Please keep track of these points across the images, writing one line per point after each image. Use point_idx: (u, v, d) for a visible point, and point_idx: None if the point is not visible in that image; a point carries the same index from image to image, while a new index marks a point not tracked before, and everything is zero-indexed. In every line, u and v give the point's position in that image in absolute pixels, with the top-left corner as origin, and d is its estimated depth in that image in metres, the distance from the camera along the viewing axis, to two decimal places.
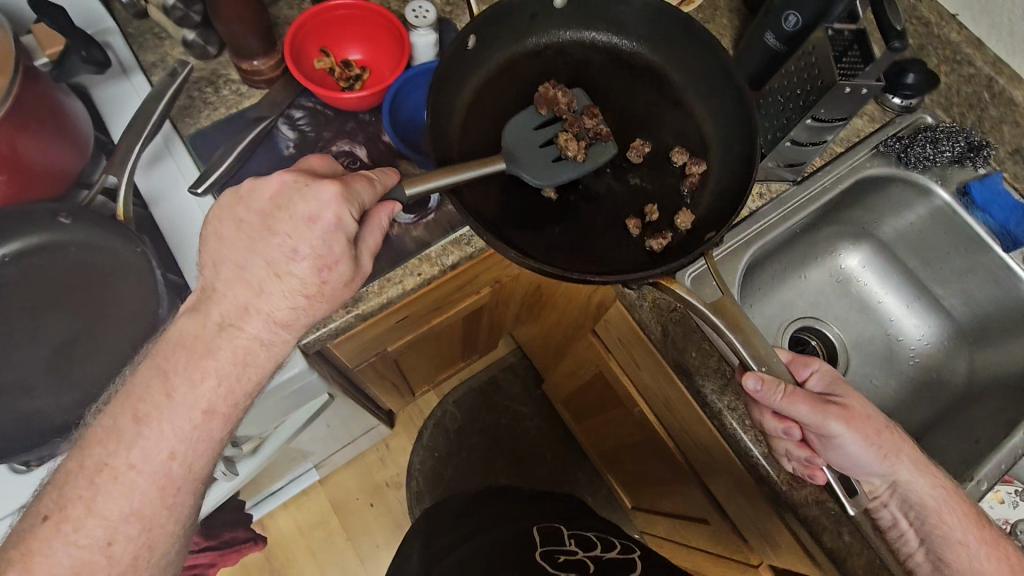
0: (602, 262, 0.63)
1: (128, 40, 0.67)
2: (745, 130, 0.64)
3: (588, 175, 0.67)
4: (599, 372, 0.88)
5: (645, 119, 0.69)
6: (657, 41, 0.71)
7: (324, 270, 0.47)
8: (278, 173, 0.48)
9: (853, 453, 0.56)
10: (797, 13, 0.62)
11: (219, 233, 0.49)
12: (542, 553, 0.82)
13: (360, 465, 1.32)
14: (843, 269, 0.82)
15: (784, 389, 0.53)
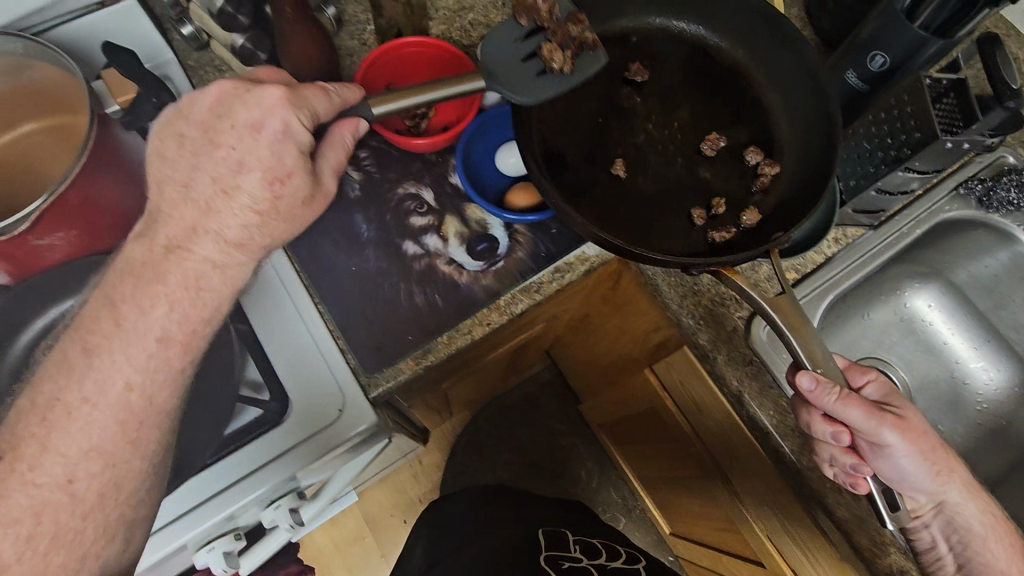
0: (662, 244, 0.62)
1: (188, 73, 0.64)
2: (824, 141, 0.62)
3: (659, 163, 0.65)
4: (651, 407, 0.86)
5: (725, 121, 0.67)
6: (748, 44, 0.69)
7: (275, 184, 0.46)
8: (217, 86, 0.47)
9: (904, 466, 0.54)
10: (885, 54, 0.57)
11: (175, 146, 0.47)
12: (548, 557, 0.79)
13: (393, 480, 1.30)
14: (913, 311, 0.78)
15: (840, 391, 0.51)
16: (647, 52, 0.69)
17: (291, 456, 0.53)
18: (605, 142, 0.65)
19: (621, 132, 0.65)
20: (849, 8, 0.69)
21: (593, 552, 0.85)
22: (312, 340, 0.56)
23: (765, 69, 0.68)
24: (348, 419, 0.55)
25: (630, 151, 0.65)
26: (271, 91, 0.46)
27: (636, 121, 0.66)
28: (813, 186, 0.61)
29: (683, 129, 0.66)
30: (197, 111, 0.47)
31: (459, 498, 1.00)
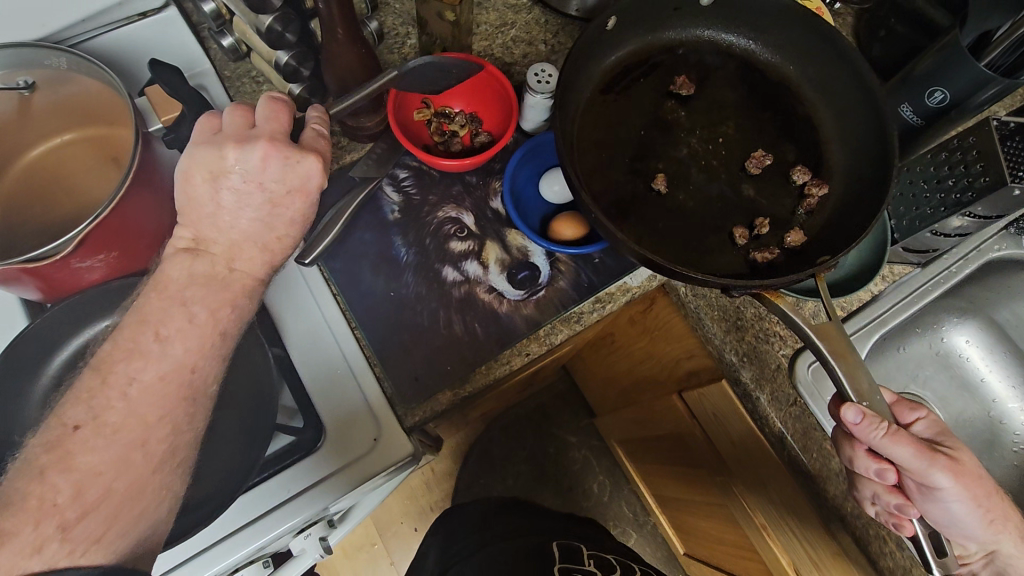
0: (700, 262, 0.60)
1: (224, 83, 0.63)
2: (877, 165, 0.60)
3: (701, 177, 0.63)
4: (676, 433, 0.85)
5: (773, 139, 0.65)
6: (802, 60, 0.67)
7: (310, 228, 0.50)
8: (262, 144, 0.45)
9: (957, 512, 0.51)
10: (944, 90, 0.56)
11: (211, 203, 0.46)
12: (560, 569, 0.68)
13: (405, 488, 1.26)
14: (954, 348, 0.76)
15: (887, 427, 0.48)
16: (692, 68, 0.68)
17: (327, 484, 0.51)
18: (646, 156, 0.63)
19: (664, 146, 0.63)
20: (904, 37, 0.69)
21: (610, 565, 0.71)
22: (347, 364, 0.54)
23: (819, 90, 0.66)
24: (381, 452, 0.53)
25: (671, 165, 0.63)
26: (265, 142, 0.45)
27: (681, 135, 0.64)
28: (867, 209, 0.59)
29: (728, 146, 0.64)
30: (241, 161, 0.45)
31: (471, 507, 0.90)
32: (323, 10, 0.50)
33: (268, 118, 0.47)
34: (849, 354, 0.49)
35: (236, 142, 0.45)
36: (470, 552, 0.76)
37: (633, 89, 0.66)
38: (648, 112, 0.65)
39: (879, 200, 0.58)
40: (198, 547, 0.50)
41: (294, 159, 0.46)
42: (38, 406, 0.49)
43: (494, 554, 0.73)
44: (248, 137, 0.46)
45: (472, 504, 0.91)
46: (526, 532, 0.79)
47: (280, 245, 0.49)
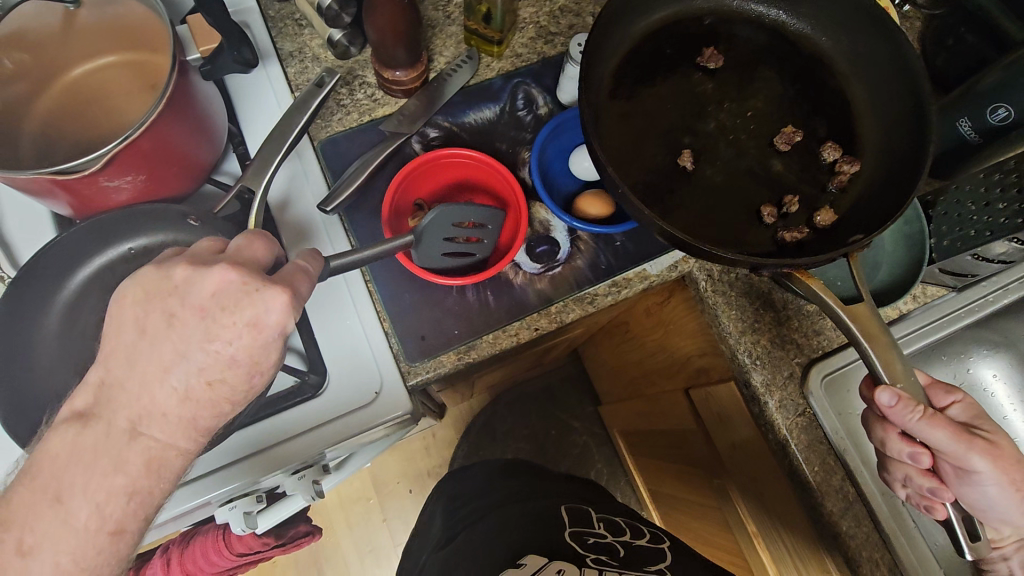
0: (724, 239, 0.58)
1: (267, 23, 0.63)
2: (914, 148, 0.58)
3: (729, 151, 0.61)
4: (680, 429, 0.84)
5: (803, 114, 0.63)
6: (840, 36, 0.64)
7: (257, 376, 0.41)
8: (221, 268, 0.39)
9: (993, 494, 0.50)
10: (1009, 107, 0.54)
11: (140, 329, 0.40)
12: (571, 532, 0.64)
13: (405, 450, 1.28)
14: (978, 380, 0.73)
15: (923, 411, 0.46)
16: (730, 40, 0.65)
17: (328, 430, 0.52)
18: (676, 131, 0.60)
19: (691, 119, 0.61)
20: (973, 48, 0.65)
21: (620, 530, 0.69)
22: (356, 316, 0.55)
23: (851, 61, 0.63)
24: (381, 407, 0.53)
25: (698, 140, 0.60)
26: (232, 274, 0.39)
27: (708, 109, 0.62)
28: (897, 191, 0.57)
29: (757, 120, 0.62)
30: (192, 286, 0.40)
31: (478, 469, 0.89)
32: None
33: (243, 247, 0.42)
34: (879, 336, 0.46)
35: (192, 267, 0.40)
36: (475, 519, 0.71)
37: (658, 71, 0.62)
38: (683, 88, 0.62)
39: (913, 182, 0.55)
40: (195, 473, 0.51)
41: (255, 293, 0.39)
42: (59, 316, 0.51)
43: (492, 526, 0.67)
44: (201, 270, 0.40)
45: (479, 468, 0.89)
46: (536, 493, 0.75)
47: (209, 393, 0.40)
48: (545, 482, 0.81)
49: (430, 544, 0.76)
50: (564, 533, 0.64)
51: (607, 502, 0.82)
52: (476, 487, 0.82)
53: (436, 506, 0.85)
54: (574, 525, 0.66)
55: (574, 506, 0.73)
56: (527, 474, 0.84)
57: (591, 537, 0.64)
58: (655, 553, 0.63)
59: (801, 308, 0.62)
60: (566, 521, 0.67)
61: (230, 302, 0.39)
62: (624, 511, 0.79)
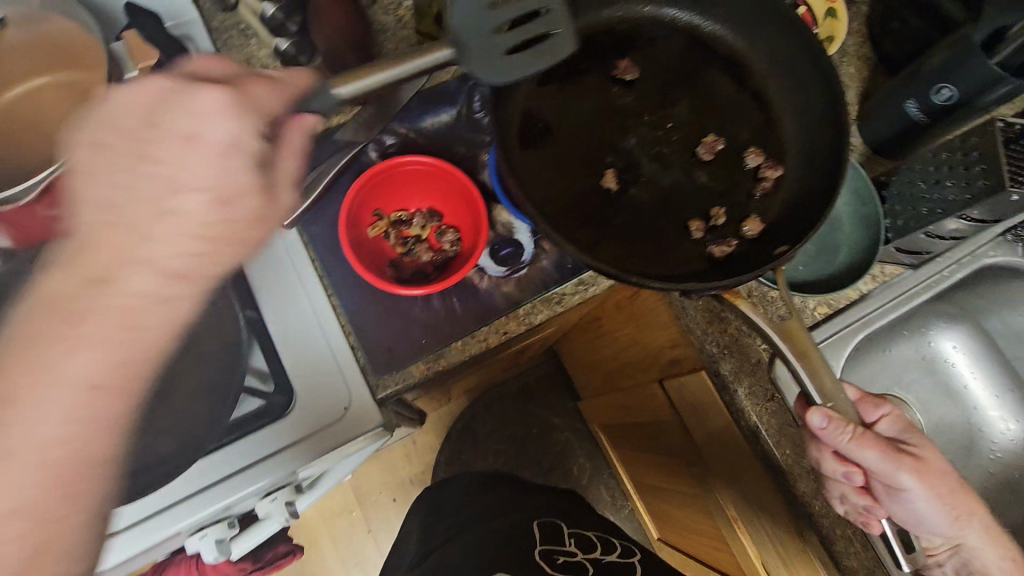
0: (657, 261, 0.58)
1: (212, 35, 0.61)
2: (832, 153, 0.59)
3: (652, 165, 0.61)
4: (657, 421, 0.84)
5: (725, 121, 0.63)
6: (752, 34, 0.65)
7: (228, 208, 0.36)
8: (151, 80, 0.35)
9: (921, 511, 0.51)
10: (953, 87, 0.55)
11: (101, 175, 0.34)
12: (542, 552, 0.66)
13: (386, 459, 1.26)
14: (939, 352, 0.76)
15: (852, 431, 0.48)
16: (663, 44, 0.65)
17: (299, 449, 0.51)
18: (600, 148, 0.60)
19: (613, 135, 0.60)
20: (918, 31, 0.66)
21: (592, 546, 0.71)
22: (321, 331, 0.54)
23: (768, 60, 0.64)
24: (352, 422, 0.53)
25: (620, 158, 0.60)
26: (212, 90, 0.35)
27: (628, 123, 0.61)
28: (820, 199, 0.58)
29: (679, 130, 0.62)
30: (115, 110, 0.35)
31: (456, 480, 0.88)
32: None
33: (195, 66, 0.38)
34: (811, 355, 0.49)
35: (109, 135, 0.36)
36: (451, 535, 0.71)
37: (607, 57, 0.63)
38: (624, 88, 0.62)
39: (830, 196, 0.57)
40: (161, 505, 0.49)
41: (187, 99, 0.35)
42: None
43: (472, 540, 0.68)
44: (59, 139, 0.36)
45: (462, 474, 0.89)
46: (511, 508, 0.77)
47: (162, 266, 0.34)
48: (521, 494, 0.83)
49: (412, 551, 0.76)
50: (536, 552, 0.66)
51: (580, 514, 0.82)
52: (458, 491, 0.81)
53: (420, 514, 0.85)
54: (546, 543, 0.68)
55: (546, 520, 0.75)
56: (504, 485, 0.85)
57: (561, 555, 0.66)
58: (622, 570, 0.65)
59: (766, 295, 0.62)
60: (537, 539, 0.69)
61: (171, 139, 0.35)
62: (599, 524, 0.80)
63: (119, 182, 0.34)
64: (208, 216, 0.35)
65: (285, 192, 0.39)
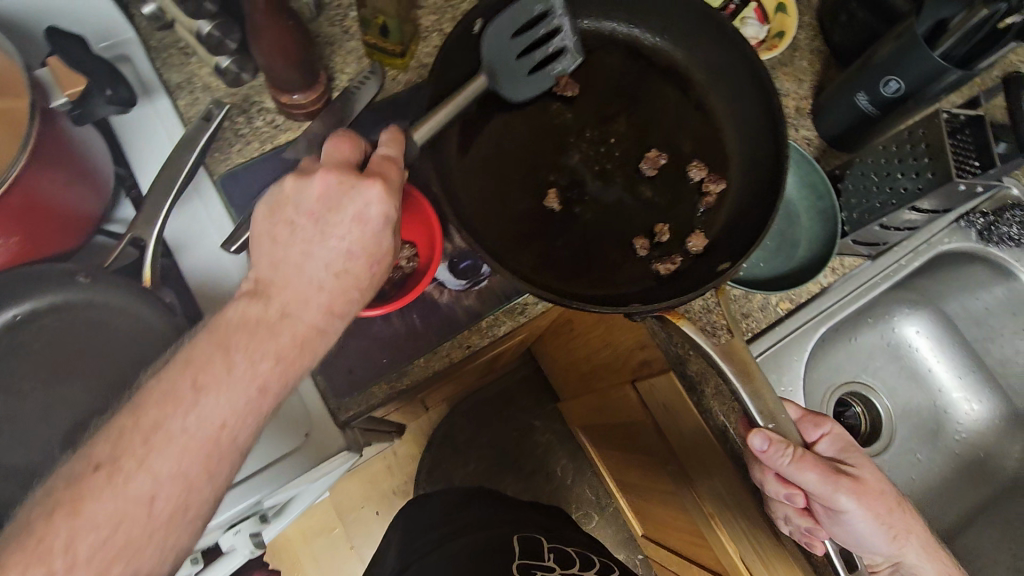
0: (603, 281, 0.59)
1: (150, 55, 0.60)
2: (772, 163, 0.61)
3: (595, 184, 0.61)
4: (632, 422, 0.84)
5: (668, 133, 0.64)
6: (693, 43, 0.66)
7: (375, 265, 0.45)
8: (321, 174, 0.44)
9: (861, 533, 0.54)
10: (900, 79, 0.55)
11: (269, 239, 0.43)
12: (519, 566, 0.66)
13: (366, 472, 1.24)
14: (901, 338, 0.77)
15: (792, 453, 0.50)
16: (606, 56, 0.66)
17: (257, 481, 0.49)
18: (543, 167, 0.61)
19: (555, 154, 0.61)
20: (864, 24, 0.66)
21: (570, 560, 0.71)
22: None
23: (707, 71, 0.66)
24: (314, 447, 0.51)
25: (563, 176, 0.61)
26: (373, 182, 0.44)
27: (569, 140, 0.62)
28: (760, 213, 0.59)
29: (622, 144, 0.62)
30: (309, 194, 0.44)
31: (435, 495, 0.87)
32: None
33: (332, 151, 0.46)
34: (754, 374, 0.50)
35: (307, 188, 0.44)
36: (427, 552, 0.71)
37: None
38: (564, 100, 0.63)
39: (769, 210, 0.58)
40: None
41: (353, 189, 0.44)
42: None
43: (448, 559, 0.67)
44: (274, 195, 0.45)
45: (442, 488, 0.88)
46: (491, 522, 0.76)
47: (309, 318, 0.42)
48: (501, 508, 0.82)
49: (388, 570, 0.75)
50: (513, 567, 0.66)
51: (557, 529, 0.82)
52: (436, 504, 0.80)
53: (397, 529, 0.84)
54: (523, 557, 0.68)
55: (528, 534, 0.75)
56: (485, 499, 0.85)
57: (539, 570, 0.66)
58: None
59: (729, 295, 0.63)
60: (516, 553, 0.69)
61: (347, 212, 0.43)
62: (578, 540, 0.80)
63: (299, 248, 0.43)
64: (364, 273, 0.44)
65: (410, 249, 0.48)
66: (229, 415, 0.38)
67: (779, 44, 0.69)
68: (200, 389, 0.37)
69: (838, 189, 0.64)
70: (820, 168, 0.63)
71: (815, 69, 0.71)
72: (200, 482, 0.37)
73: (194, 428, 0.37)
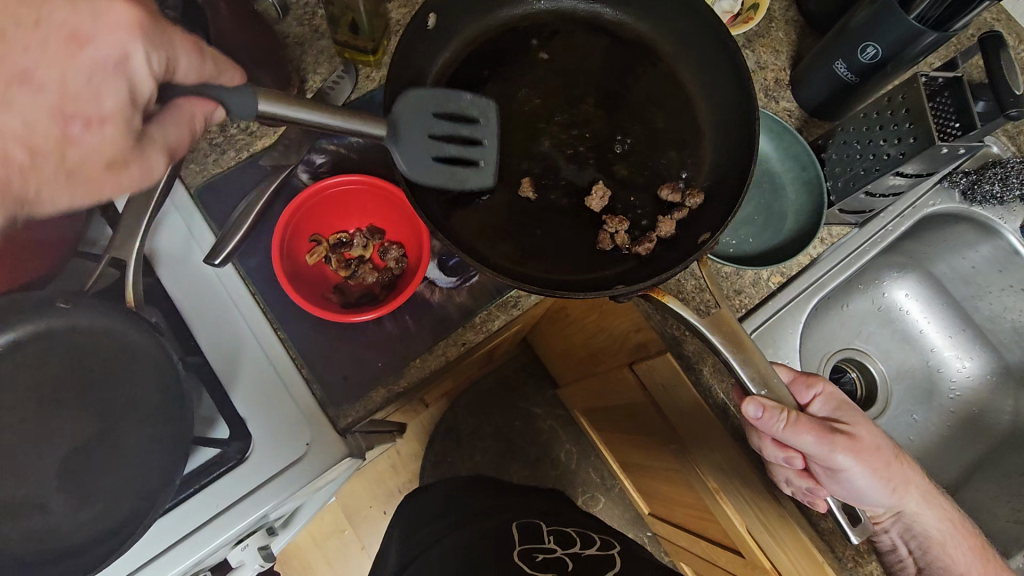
0: (580, 264, 0.59)
1: None
2: (741, 133, 0.60)
3: (578, 168, 0.60)
4: (631, 403, 0.85)
5: (636, 109, 0.63)
6: (654, 18, 0.66)
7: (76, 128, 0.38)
8: None
9: (861, 488, 0.54)
10: (876, 45, 0.55)
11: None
12: (520, 551, 0.66)
13: (371, 472, 1.24)
14: (893, 300, 0.77)
15: (788, 419, 0.49)
16: (576, 37, 0.66)
17: (260, 494, 0.49)
18: (516, 156, 0.60)
19: (524, 144, 0.61)
20: None
21: (571, 541, 0.72)
22: (273, 368, 0.52)
23: (673, 43, 0.66)
24: (316, 457, 0.51)
25: (535, 163, 0.60)
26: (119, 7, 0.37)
27: (540, 127, 0.61)
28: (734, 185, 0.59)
29: (595, 127, 0.62)
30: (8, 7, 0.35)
31: (439, 488, 0.87)
32: None
33: None
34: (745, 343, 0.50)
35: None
36: (429, 546, 0.71)
37: (504, 61, 0.64)
38: (532, 85, 0.63)
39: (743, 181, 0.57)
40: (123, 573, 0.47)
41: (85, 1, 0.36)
42: None
43: (452, 546, 0.67)
44: None
45: (447, 482, 0.88)
46: (495, 512, 0.77)
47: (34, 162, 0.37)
48: (504, 498, 0.83)
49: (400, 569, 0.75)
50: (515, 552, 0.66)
51: (561, 513, 0.83)
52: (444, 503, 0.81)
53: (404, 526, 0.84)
54: (524, 543, 0.69)
55: (526, 521, 0.75)
56: (489, 491, 0.85)
57: (539, 553, 0.66)
58: (599, 561, 0.66)
59: (720, 272, 0.63)
60: (516, 540, 0.69)
61: (54, 52, 0.36)
62: (581, 522, 0.80)
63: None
64: (66, 135, 0.37)
65: (154, 154, 0.41)
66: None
67: (754, 16, 0.69)
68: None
69: (822, 159, 0.65)
70: (801, 139, 0.63)
71: (790, 40, 0.71)
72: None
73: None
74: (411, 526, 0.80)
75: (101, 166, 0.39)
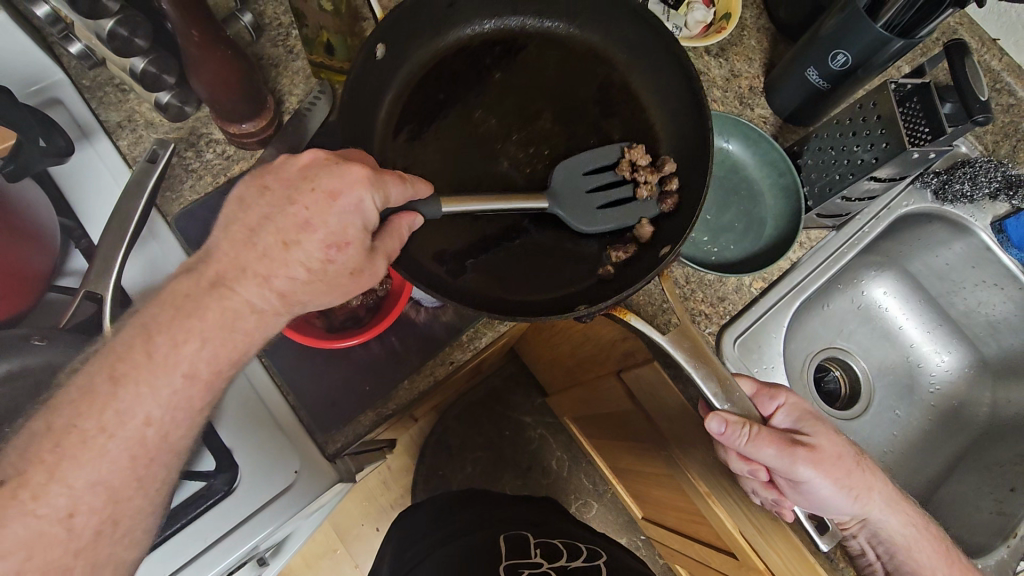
0: (545, 286, 0.58)
1: (83, 95, 0.57)
2: (694, 141, 0.60)
3: None
4: (621, 410, 0.85)
5: (593, 120, 0.64)
6: (599, 27, 0.66)
7: (322, 279, 0.42)
8: (307, 152, 0.43)
9: (824, 499, 0.54)
10: (846, 52, 0.57)
11: (240, 237, 0.41)
12: (507, 565, 0.67)
13: (362, 489, 1.23)
14: (871, 300, 0.79)
15: (748, 433, 0.51)
16: (549, 53, 0.67)
17: (249, 526, 0.48)
18: (478, 178, 0.61)
19: (486, 164, 0.61)
20: None
21: (557, 552, 0.71)
22: (257, 396, 0.52)
23: (627, 52, 0.66)
24: (306, 484, 0.50)
25: (496, 182, 0.61)
26: (356, 167, 0.42)
27: (499, 146, 0.62)
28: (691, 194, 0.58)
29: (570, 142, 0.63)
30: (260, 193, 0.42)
31: (427, 503, 0.87)
32: (166, 14, 0.45)
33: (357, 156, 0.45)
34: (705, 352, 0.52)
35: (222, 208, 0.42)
36: (422, 563, 0.70)
37: (464, 85, 0.64)
38: (488, 110, 0.63)
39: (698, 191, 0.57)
40: None
41: (337, 170, 0.42)
42: None
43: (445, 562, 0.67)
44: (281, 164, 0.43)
45: (435, 498, 0.87)
46: (484, 525, 0.77)
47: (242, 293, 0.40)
48: (494, 508, 0.83)
49: None
50: (500, 568, 0.67)
51: (553, 523, 0.83)
52: (436, 520, 0.80)
53: (393, 542, 0.84)
54: (511, 557, 0.69)
55: (513, 533, 0.76)
56: (479, 502, 0.85)
57: (525, 568, 0.67)
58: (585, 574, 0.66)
59: (704, 280, 0.64)
60: (502, 554, 0.70)
61: (319, 205, 0.40)
62: (573, 532, 0.80)
63: (290, 226, 0.40)
64: (311, 278, 0.41)
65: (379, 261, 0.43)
66: (157, 408, 0.39)
67: (727, 26, 0.70)
68: (119, 382, 0.38)
69: (800, 165, 0.66)
70: (777, 146, 0.64)
71: (763, 46, 0.72)
72: (129, 493, 0.39)
73: (117, 427, 0.38)
74: (404, 544, 0.79)
75: (345, 275, 0.42)
